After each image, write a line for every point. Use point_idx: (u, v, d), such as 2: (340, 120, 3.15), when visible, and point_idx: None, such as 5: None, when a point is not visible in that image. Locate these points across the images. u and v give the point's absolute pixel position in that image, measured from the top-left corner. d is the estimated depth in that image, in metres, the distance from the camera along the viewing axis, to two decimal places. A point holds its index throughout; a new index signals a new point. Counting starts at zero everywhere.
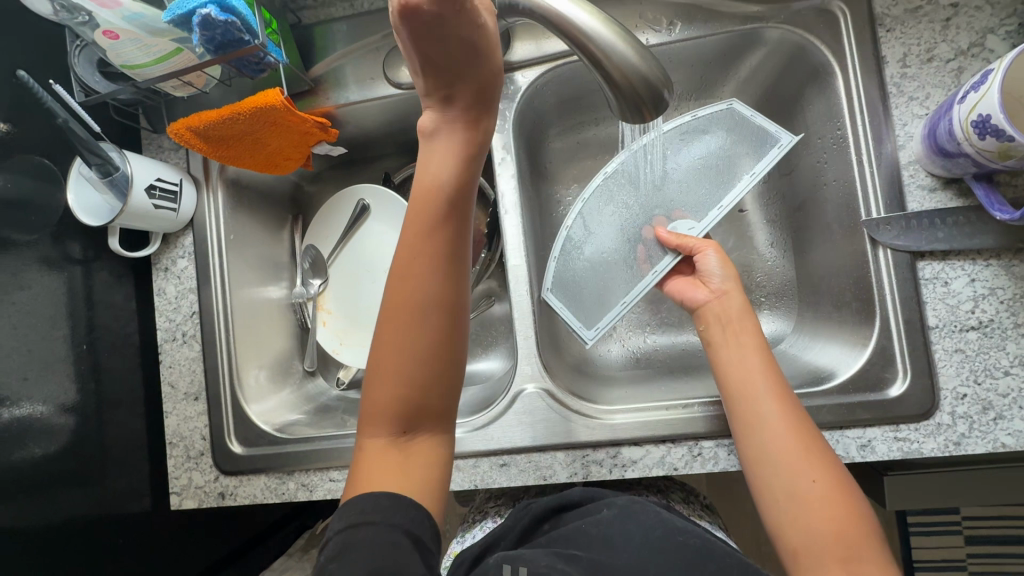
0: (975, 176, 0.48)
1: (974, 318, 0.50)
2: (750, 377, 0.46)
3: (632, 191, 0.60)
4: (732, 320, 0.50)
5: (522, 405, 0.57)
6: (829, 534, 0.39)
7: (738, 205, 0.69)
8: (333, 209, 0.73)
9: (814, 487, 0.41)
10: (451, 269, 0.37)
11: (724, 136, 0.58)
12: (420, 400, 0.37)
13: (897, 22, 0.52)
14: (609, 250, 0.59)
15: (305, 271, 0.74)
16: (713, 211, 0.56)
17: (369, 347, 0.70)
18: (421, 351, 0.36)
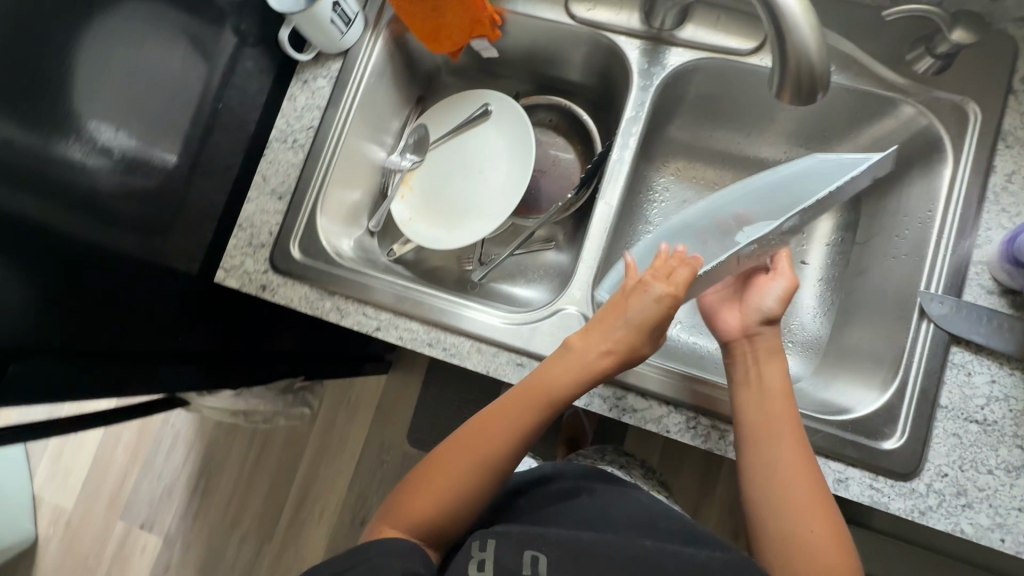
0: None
1: (980, 413, 0.54)
2: (775, 425, 0.51)
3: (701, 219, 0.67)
4: (760, 357, 0.55)
5: (558, 321, 0.62)
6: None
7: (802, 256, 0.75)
8: (457, 103, 0.79)
9: (812, 536, 0.46)
10: (518, 444, 0.55)
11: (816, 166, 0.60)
12: (483, 462, 0.55)
13: (1019, 142, 0.57)
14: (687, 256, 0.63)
15: (407, 146, 0.80)
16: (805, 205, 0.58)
17: (433, 230, 0.75)
18: (509, 429, 0.55)
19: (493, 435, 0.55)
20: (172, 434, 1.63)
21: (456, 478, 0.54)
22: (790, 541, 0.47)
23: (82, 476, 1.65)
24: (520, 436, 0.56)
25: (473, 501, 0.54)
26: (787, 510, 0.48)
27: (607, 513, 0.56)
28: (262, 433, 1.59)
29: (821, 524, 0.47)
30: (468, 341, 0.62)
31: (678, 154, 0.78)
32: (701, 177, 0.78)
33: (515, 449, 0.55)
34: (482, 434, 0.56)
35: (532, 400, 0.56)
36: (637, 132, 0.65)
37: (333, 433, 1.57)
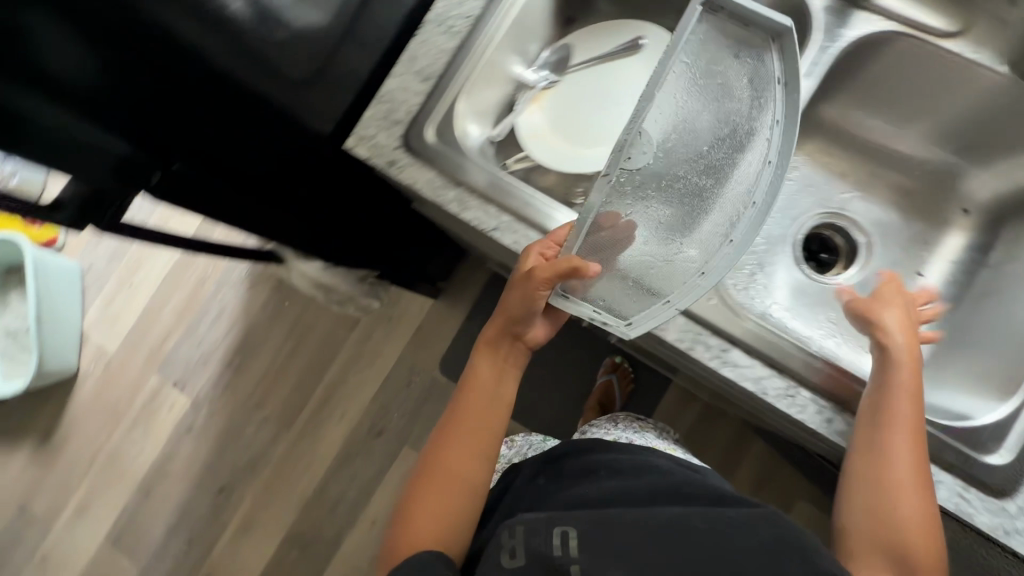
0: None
1: None
2: (909, 426, 0.55)
3: (690, 164, 0.56)
4: (896, 366, 0.58)
5: None
6: (891, 541, 0.54)
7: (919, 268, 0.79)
8: (609, 30, 0.77)
9: (907, 519, 0.54)
10: (486, 450, 0.76)
11: (744, 58, 0.55)
12: (463, 487, 0.74)
13: None
14: (697, 247, 0.57)
15: (544, 66, 0.79)
16: (765, 139, 0.57)
17: (559, 153, 0.74)
18: (471, 458, 0.75)
19: (445, 490, 0.74)
20: (218, 308, 1.68)
21: (435, 500, 0.73)
22: (887, 534, 0.55)
23: (128, 324, 1.72)
24: (480, 454, 0.76)
25: (475, 491, 0.74)
26: (902, 517, 0.54)
27: (628, 486, 0.68)
28: (302, 328, 1.64)
29: (923, 528, 0.54)
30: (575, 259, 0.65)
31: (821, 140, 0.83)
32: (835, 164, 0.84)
33: (480, 447, 0.76)
34: (473, 410, 0.76)
35: (498, 398, 0.77)
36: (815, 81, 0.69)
37: (369, 345, 1.61)
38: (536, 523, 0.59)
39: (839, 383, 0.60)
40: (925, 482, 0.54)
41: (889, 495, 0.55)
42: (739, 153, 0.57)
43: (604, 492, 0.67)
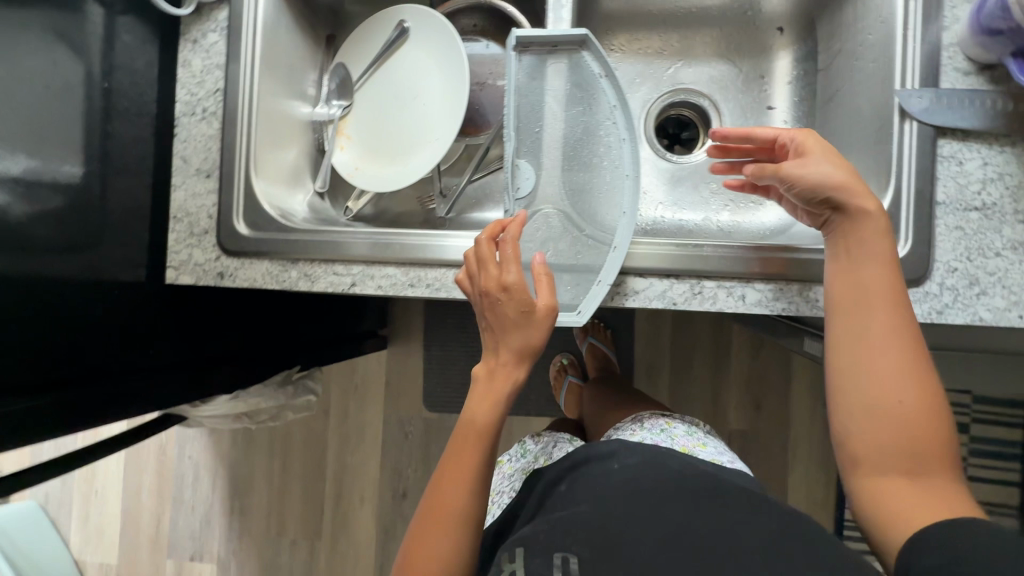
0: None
1: (979, 199, 0.53)
2: (920, 414, 0.45)
3: (513, 156, 0.56)
4: (865, 307, 0.48)
5: (535, 221, 0.57)
6: (900, 449, 0.45)
7: (760, 71, 0.73)
8: (372, 27, 0.71)
9: (888, 413, 0.46)
10: (478, 482, 0.55)
11: (565, 83, 0.57)
12: (462, 515, 0.54)
13: None
14: (520, 178, 0.57)
15: (330, 92, 0.74)
16: (562, 81, 0.57)
17: (382, 174, 0.70)
18: (459, 513, 0.54)
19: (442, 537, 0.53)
20: (193, 466, 1.60)
21: (457, 507, 0.54)
22: (857, 410, 0.47)
23: (116, 531, 1.63)
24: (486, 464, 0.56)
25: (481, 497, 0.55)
26: (896, 446, 0.45)
27: (638, 479, 0.56)
28: (282, 442, 1.57)
29: (928, 459, 0.45)
30: (451, 271, 0.59)
31: (633, 23, 0.74)
32: (647, 48, 0.75)
33: (493, 449, 0.56)
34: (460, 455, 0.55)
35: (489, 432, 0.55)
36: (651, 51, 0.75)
37: (351, 422, 1.56)
38: (537, 545, 0.51)
39: (780, 263, 0.54)
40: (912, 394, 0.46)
41: (850, 329, 0.49)
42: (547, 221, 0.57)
43: (618, 479, 0.56)
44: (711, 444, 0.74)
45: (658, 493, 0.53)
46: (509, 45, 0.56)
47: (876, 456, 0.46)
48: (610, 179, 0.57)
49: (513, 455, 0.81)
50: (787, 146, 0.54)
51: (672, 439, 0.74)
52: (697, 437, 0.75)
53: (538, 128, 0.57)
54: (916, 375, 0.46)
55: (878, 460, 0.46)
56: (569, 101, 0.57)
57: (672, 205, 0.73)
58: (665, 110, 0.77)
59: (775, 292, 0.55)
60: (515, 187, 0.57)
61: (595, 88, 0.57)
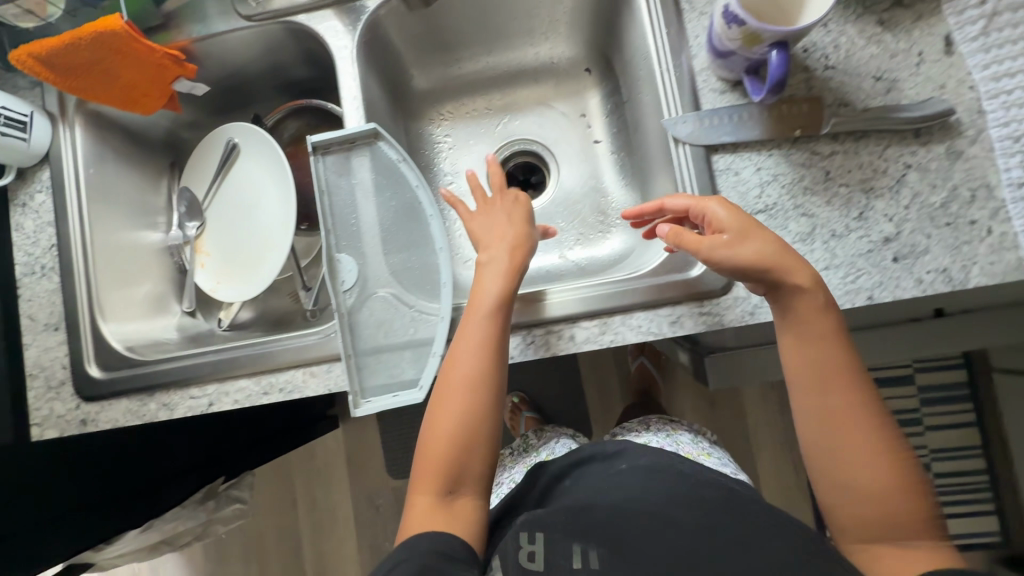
0: (772, 42, 0.47)
1: (761, 202, 0.56)
2: (884, 483, 0.46)
3: (330, 253, 0.59)
4: (832, 372, 0.49)
5: (368, 307, 0.59)
6: (875, 508, 0.46)
7: (580, 111, 0.78)
8: (205, 149, 0.74)
9: (875, 484, 0.47)
10: (484, 390, 0.54)
11: (369, 173, 0.60)
12: (475, 418, 0.54)
13: None
14: (342, 271, 0.59)
15: (181, 215, 0.76)
16: (365, 171, 0.60)
17: (240, 283, 0.72)
18: (464, 415, 0.54)
19: (453, 417, 0.54)
20: None
21: (459, 411, 0.54)
22: (843, 474, 0.48)
23: None
24: (467, 446, 0.54)
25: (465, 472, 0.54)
26: (867, 514, 0.47)
27: (645, 479, 0.56)
28: (256, 544, 1.54)
29: (891, 520, 0.46)
30: (300, 370, 0.60)
31: (454, 93, 0.78)
32: (474, 110, 0.79)
33: (500, 343, 0.54)
34: (454, 355, 0.55)
35: (489, 324, 0.54)
36: (479, 112, 0.80)
37: (321, 507, 1.53)
38: (557, 530, 0.51)
39: (598, 300, 0.57)
40: (877, 464, 0.47)
41: (815, 403, 0.49)
42: (379, 305, 0.59)
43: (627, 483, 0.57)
44: (715, 455, 0.75)
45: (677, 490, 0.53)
46: (308, 151, 0.59)
47: (857, 514, 0.47)
48: (427, 255, 0.59)
49: (516, 454, 0.81)
50: (699, 218, 0.53)
51: (677, 444, 0.75)
52: (701, 447, 0.76)
53: (353, 221, 0.60)
54: (879, 446, 0.47)
55: (856, 522, 0.47)
56: (376, 188, 0.60)
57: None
58: (502, 163, 0.80)
59: (600, 327, 0.57)
60: (340, 281, 0.59)
61: (397, 172, 0.60)
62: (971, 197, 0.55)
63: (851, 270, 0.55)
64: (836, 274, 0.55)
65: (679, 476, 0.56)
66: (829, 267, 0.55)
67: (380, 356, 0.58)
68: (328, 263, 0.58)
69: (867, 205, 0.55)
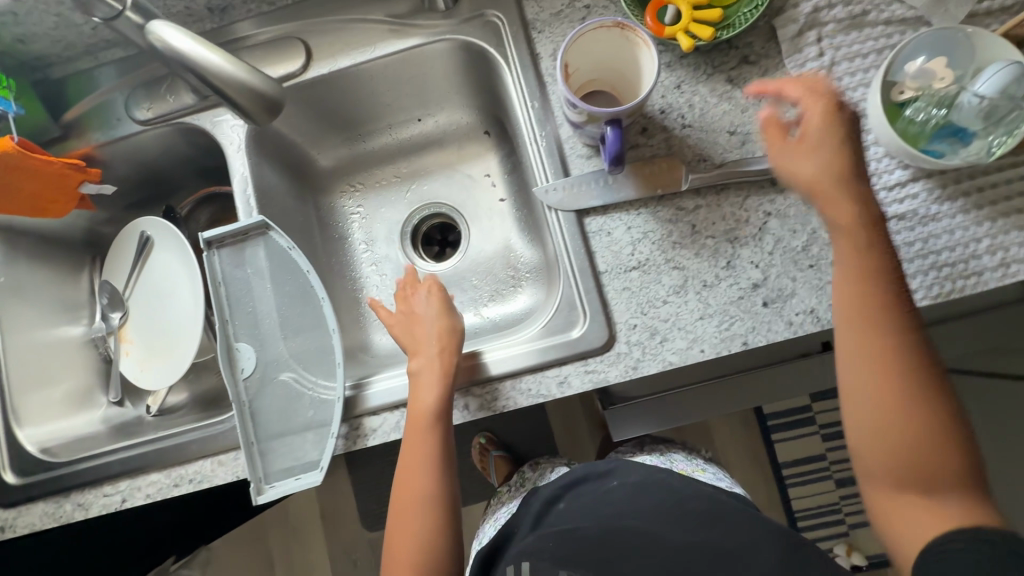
0: (607, 120, 0.50)
1: (634, 258, 0.59)
2: (921, 453, 0.43)
3: (225, 343, 0.61)
4: (869, 315, 0.45)
5: (269, 392, 0.61)
6: (909, 469, 0.44)
7: (484, 171, 0.81)
8: (120, 243, 0.77)
9: (914, 442, 0.43)
10: (442, 481, 0.58)
11: (260, 261, 0.63)
12: (432, 507, 0.57)
13: (546, 24, 0.63)
14: (240, 359, 0.61)
15: (103, 307, 0.78)
16: (257, 259, 0.63)
17: (161, 370, 0.74)
18: (427, 512, 0.57)
19: (417, 516, 0.57)
20: None
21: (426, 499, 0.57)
22: (877, 431, 0.45)
23: None
24: (431, 529, 0.57)
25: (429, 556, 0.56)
26: (905, 465, 0.44)
27: (633, 500, 0.59)
28: None
29: (932, 481, 0.43)
30: (209, 460, 0.61)
31: (361, 165, 0.81)
32: (383, 179, 0.82)
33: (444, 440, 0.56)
34: (409, 454, 0.57)
35: (434, 425, 0.56)
36: (388, 180, 0.82)
37: (299, 568, 1.52)
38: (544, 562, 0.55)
39: (488, 367, 0.59)
40: (920, 429, 0.44)
41: (852, 359, 0.46)
42: (279, 388, 0.61)
43: (617, 505, 0.59)
44: (711, 470, 0.72)
45: (662, 511, 0.57)
46: (200, 246, 0.62)
47: (893, 477, 0.44)
48: (322, 336, 0.61)
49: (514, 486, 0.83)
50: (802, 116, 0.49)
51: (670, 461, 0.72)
52: (696, 462, 0.73)
53: (251, 308, 0.62)
54: (922, 414, 0.44)
55: (889, 486, 0.45)
56: (268, 275, 0.62)
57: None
58: (415, 227, 0.83)
59: (492, 392, 0.59)
60: (239, 368, 0.61)
61: (286, 258, 0.62)
62: (831, 238, 0.57)
63: (725, 318, 0.57)
64: (711, 322, 0.57)
65: (669, 493, 0.59)
66: (704, 316, 0.57)
67: (282, 440, 0.60)
68: (225, 353, 0.60)
69: (734, 254, 0.58)
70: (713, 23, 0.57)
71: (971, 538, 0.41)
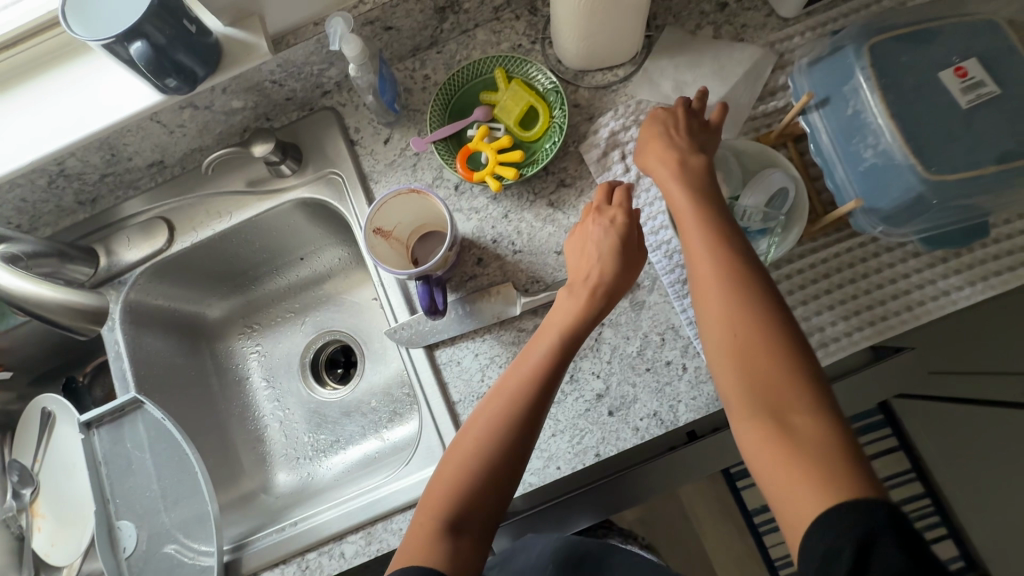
0: (415, 278, 0.61)
1: (484, 384, 0.61)
2: (775, 385, 0.44)
3: (105, 524, 0.63)
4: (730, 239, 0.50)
5: (151, 566, 0.62)
6: (767, 410, 0.43)
7: (370, 295, 0.85)
8: (26, 421, 0.80)
9: (785, 378, 0.44)
10: (519, 412, 0.52)
11: (136, 435, 0.66)
12: (494, 446, 0.51)
13: (382, 174, 0.68)
14: (121, 538, 0.63)
15: (14, 484, 0.79)
16: (133, 434, 0.66)
17: (70, 543, 0.75)
18: (487, 450, 0.51)
19: (463, 457, 0.51)
20: None
21: (481, 421, 0.52)
22: (741, 361, 0.45)
23: None
24: (469, 480, 0.50)
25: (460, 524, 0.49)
26: (753, 388, 0.44)
27: None
28: None
29: (804, 434, 0.41)
30: None
31: (254, 306, 0.85)
32: (276, 317, 0.86)
33: (535, 368, 0.53)
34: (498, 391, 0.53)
35: (557, 338, 0.54)
36: (283, 315, 0.86)
37: None
38: None
39: (359, 511, 0.60)
40: (782, 364, 0.44)
41: (713, 297, 0.48)
42: (162, 559, 0.62)
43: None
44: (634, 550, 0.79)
45: None
46: (83, 433, 0.66)
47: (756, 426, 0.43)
48: (197, 502, 0.63)
49: None
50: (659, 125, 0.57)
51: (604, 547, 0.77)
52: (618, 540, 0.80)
53: (132, 483, 0.65)
54: (775, 345, 0.45)
55: (746, 417, 0.44)
56: (145, 447, 0.65)
57: (343, 441, 0.80)
58: (313, 356, 0.85)
59: (365, 537, 0.60)
60: (120, 548, 0.62)
61: (158, 429, 0.65)
62: (662, 340, 0.60)
63: (575, 431, 0.59)
64: (563, 438, 0.59)
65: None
66: (555, 433, 0.59)
67: None
68: (105, 536, 0.62)
69: (576, 367, 0.61)
70: (518, 163, 0.64)
71: (855, 504, 0.37)
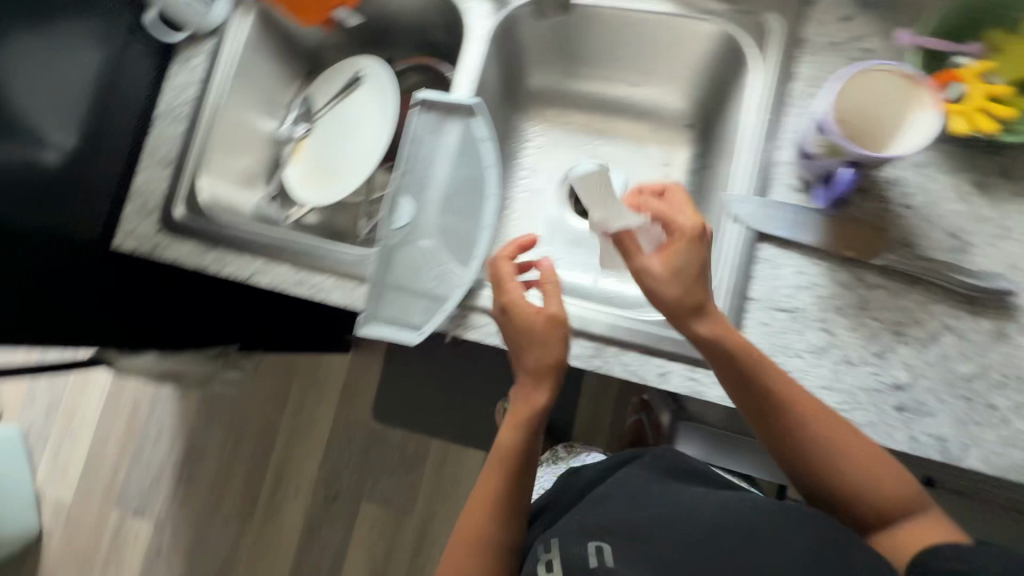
0: (842, 163, 0.56)
1: (789, 301, 0.57)
2: (863, 458, 0.50)
3: (394, 190, 0.67)
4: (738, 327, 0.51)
5: (409, 248, 0.66)
6: (862, 459, 0.50)
7: (665, 159, 0.81)
8: (335, 72, 0.85)
9: (849, 449, 0.50)
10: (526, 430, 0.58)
11: (454, 136, 0.68)
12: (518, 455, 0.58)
13: (817, 49, 0.62)
14: (399, 208, 0.67)
15: (296, 116, 0.87)
16: (451, 133, 0.68)
17: (317, 191, 0.82)
18: (497, 512, 0.58)
19: (488, 502, 0.58)
20: (157, 428, 1.72)
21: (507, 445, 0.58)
22: (793, 435, 0.51)
23: (78, 473, 1.74)
24: (508, 491, 0.58)
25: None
26: (836, 445, 0.50)
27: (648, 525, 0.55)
28: (238, 420, 1.68)
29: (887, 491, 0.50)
30: (333, 277, 0.68)
31: (563, 99, 0.84)
32: (571, 122, 0.85)
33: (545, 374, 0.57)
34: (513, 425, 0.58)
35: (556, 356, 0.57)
36: (578, 125, 0.84)
37: (303, 417, 1.65)
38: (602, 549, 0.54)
39: (603, 326, 0.61)
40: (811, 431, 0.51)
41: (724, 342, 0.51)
42: (419, 249, 0.66)
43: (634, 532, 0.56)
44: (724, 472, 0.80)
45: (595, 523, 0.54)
46: (415, 102, 0.68)
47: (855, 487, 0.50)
48: (473, 225, 0.67)
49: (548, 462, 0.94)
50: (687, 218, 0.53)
51: None
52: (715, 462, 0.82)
53: (426, 174, 0.67)
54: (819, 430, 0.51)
55: (847, 483, 0.50)
56: (456, 152, 0.68)
57: (567, 265, 0.81)
58: None
59: (594, 350, 0.61)
60: (394, 216, 0.67)
61: (476, 145, 0.67)
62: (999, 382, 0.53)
63: (849, 401, 0.55)
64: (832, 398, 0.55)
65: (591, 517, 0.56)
66: (828, 389, 0.55)
67: (401, 293, 0.65)
68: (390, 199, 0.66)
69: (890, 348, 0.55)
70: (1002, 120, 0.56)
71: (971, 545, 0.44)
